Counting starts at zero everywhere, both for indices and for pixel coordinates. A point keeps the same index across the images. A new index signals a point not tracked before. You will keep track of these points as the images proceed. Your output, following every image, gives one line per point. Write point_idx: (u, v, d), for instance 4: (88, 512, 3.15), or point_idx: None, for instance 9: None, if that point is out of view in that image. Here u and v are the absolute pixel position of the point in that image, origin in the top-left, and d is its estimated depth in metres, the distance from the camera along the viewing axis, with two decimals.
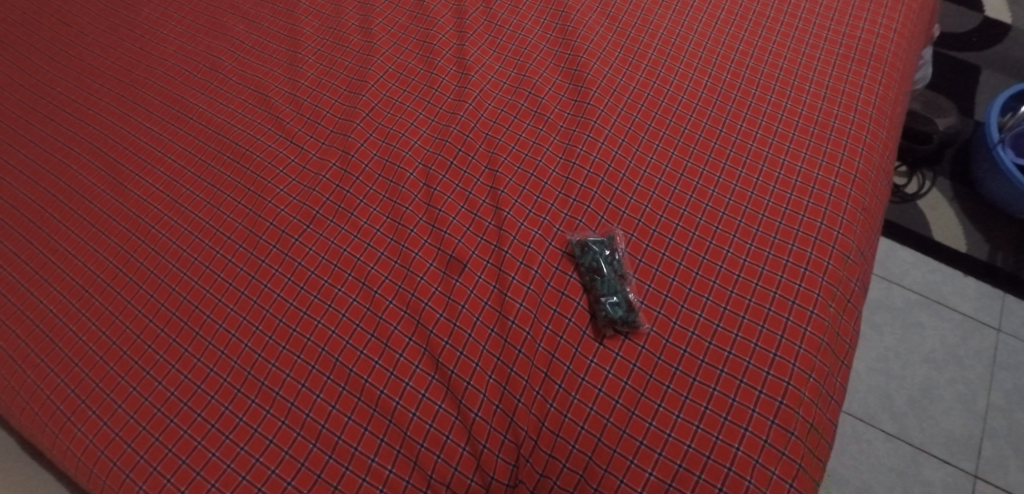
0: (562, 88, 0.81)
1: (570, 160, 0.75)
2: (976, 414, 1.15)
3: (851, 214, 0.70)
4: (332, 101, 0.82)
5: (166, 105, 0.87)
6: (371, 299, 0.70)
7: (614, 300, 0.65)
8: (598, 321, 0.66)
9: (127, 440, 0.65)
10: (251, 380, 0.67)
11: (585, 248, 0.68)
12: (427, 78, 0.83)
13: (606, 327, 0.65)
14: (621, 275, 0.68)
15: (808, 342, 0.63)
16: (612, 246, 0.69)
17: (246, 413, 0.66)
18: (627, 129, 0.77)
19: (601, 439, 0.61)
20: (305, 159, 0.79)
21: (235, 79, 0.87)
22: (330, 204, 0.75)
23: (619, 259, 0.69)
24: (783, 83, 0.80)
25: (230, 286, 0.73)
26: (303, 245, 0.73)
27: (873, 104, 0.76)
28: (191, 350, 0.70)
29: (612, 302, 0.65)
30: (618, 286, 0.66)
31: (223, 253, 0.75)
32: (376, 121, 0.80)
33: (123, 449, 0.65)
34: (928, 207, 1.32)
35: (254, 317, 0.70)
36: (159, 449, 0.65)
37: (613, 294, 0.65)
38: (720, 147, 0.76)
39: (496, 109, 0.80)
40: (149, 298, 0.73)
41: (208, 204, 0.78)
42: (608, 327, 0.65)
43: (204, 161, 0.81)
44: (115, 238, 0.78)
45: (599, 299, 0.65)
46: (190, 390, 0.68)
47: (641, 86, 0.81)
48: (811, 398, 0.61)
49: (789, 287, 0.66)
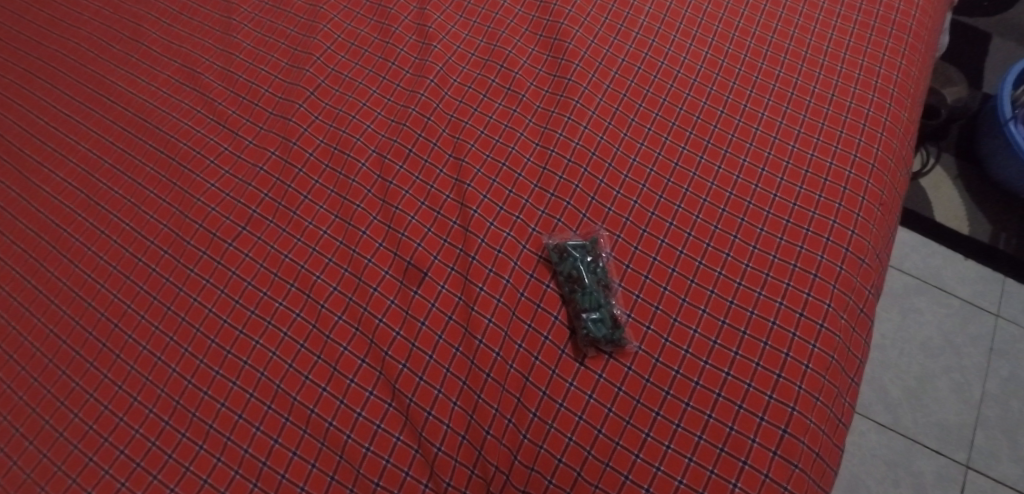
0: (539, 60, 0.70)
1: (548, 147, 0.65)
2: (971, 403, 1.09)
3: (868, 210, 0.61)
4: (272, 77, 0.71)
5: (79, 83, 0.74)
6: (318, 314, 0.60)
7: (597, 316, 0.56)
8: (578, 339, 0.57)
9: (40, 483, 0.56)
10: (180, 411, 0.58)
11: (565, 254, 0.59)
12: (383, 49, 0.71)
13: (587, 346, 0.57)
14: (606, 285, 0.59)
15: (817, 360, 0.55)
16: (596, 250, 0.60)
17: (175, 449, 0.57)
18: (614, 110, 0.67)
19: (580, 474, 0.54)
20: (240, 147, 0.68)
21: (159, 51, 0.75)
22: (269, 202, 0.65)
23: (604, 266, 0.60)
24: (793, 56, 0.70)
25: (154, 300, 0.63)
26: (238, 251, 0.63)
27: (895, 81, 0.67)
28: (111, 376, 0.60)
29: (594, 319, 0.56)
30: (602, 299, 0.57)
31: (147, 261, 0.64)
32: (322, 101, 0.68)
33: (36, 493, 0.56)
34: (931, 186, 1.24)
35: (182, 338, 0.61)
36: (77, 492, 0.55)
37: (595, 308, 0.57)
38: (721, 131, 0.66)
39: (463, 86, 0.69)
40: (62, 315, 0.63)
41: (129, 202, 0.67)
42: (591, 347, 0.57)
43: (123, 150, 0.70)
44: (22, 244, 0.67)
45: (580, 315, 0.57)
46: (111, 423, 0.58)
47: (631, 58, 0.70)
48: (817, 425, 0.54)
49: (796, 297, 0.58)
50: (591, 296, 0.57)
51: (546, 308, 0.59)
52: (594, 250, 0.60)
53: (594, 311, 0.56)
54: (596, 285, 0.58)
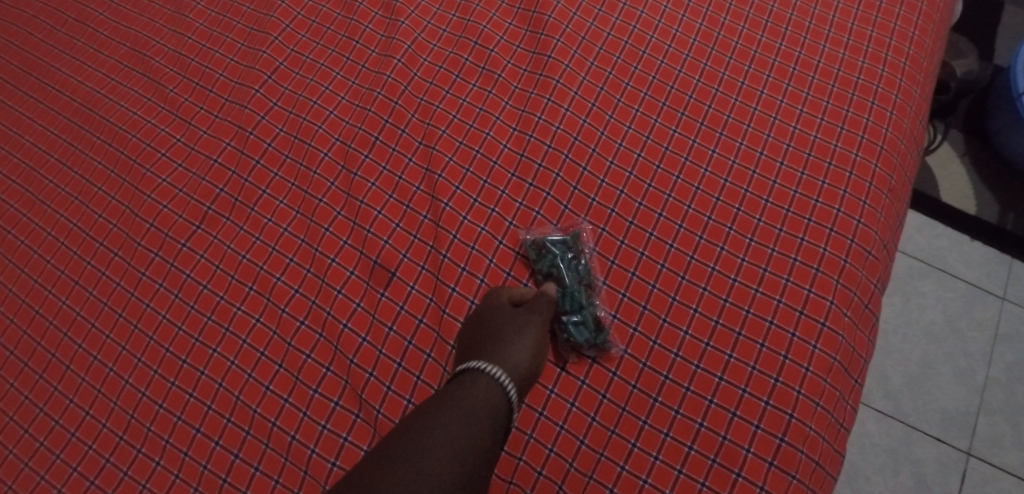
0: (518, 36, 0.65)
1: (526, 132, 0.60)
2: (974, 389, 1.06)
3: (875, 197, 0.56)
4: (227, 60, 0.65)
5: (22, 70, 0.69)
6: (279, 319, 0.55)
7: (578, 320, 0.53)
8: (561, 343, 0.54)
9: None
10: (134, 426, 0.53)
11: (542, 250, 0.55)
12: (347, 26, 0.65)
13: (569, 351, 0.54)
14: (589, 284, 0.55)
15: (817, 362, 0.51)
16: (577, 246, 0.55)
17: (130, 465, 0.52)
18: (599, 90, 0.62)
19: (562, 486, 0.51)
20: (193, 138, 0.62)
21: (107, 34, 0.69)
22: (224, 197, 0.60)
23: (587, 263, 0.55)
24: (796, 28, 0.64)
25: (104, 307, 0.58)
26: (193, 252, 0.58)
27: (906, 54, 0.61)
28: (62, 389, 0.55)
29: (575, 322, 0.53)
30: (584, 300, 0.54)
31: (96, 264, 0.59)
32: (281, 85, 0.63)
33: None
34: (938, 165, 1.19)
35: (135, 347, 0.56)
36: None
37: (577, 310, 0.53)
38: (716, 112, 0.61)
39: (434, 66, 0.63)
40: (8, 324, 0.59)
41: (76, 200, 0.62)
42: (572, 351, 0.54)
43: (69, 143, 0.64)
44: None
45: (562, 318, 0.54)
46: (62, 439, 0.54)
47: (618, 32, 0.65)
48: (819, 433, 0.49)
49: (796, 294, 0.53)
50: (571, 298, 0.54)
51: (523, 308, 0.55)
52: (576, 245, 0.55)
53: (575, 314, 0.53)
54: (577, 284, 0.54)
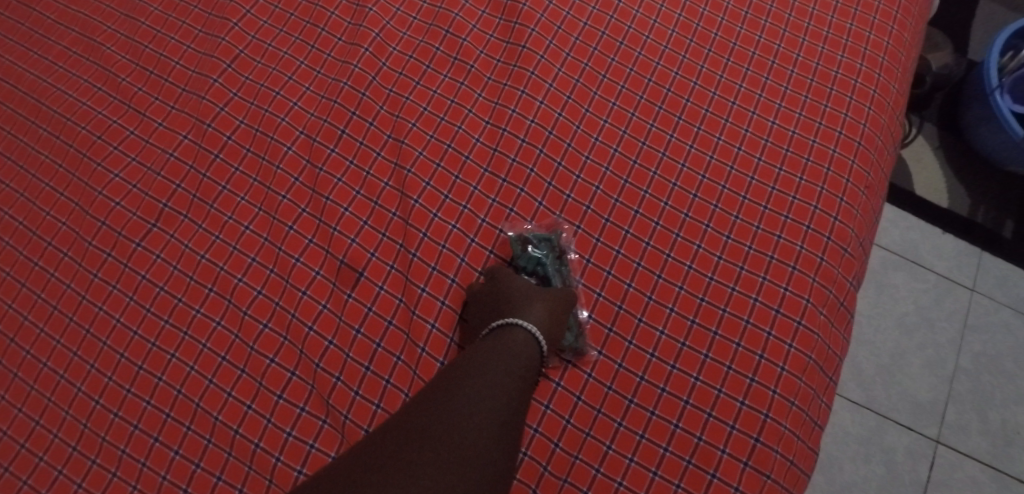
0: (491, 25, 0.62)
1: (499, 126, 0.58)
2: (943, 378, 1.08)
3: (853, 194, 0.55)
4: (183, 47, 0.62)
5: None
6: (241, 322, 0.53)
7: None
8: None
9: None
10: (88, 435, 0.51)
11: (524, 246, 0.54)
12: (312, 13, 0.62)
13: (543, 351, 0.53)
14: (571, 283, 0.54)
15: (793, 361, 0.50)
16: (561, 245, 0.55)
17: (84, 477, 0.49)
18: (575, 83, 0.60)
19: (536, 489, 0.50)
20: (148, 131, 0.59)
21: (54, 18, 0.65)
22: (182, 194, 0.57)
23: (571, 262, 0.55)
24: (775, 20, 0.63)
25: (55, 310, 0.55)
26: (149, 252, 0.55)
27: (884, 48, 0.61)
28: (9, 398, 0.52)
29: None
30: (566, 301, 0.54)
31: (45, 265, 0.56)
32: (242, 75, 0.60)
33: None
34: (912, 158, 1.19)
35: (88, 352, 0.53)
36: None
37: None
38: (693, 106, 0.59)
39: (403, 56, 0.61)
40: None
41: (22, 197, 0.58)
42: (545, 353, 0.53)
43: (14, 136, 0.61)
44: None
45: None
46: (10, 450, 0.51)
47: (594, 22, 0.63)
48: (793, 432, 0.49)
49: (772, 292, 0.52)
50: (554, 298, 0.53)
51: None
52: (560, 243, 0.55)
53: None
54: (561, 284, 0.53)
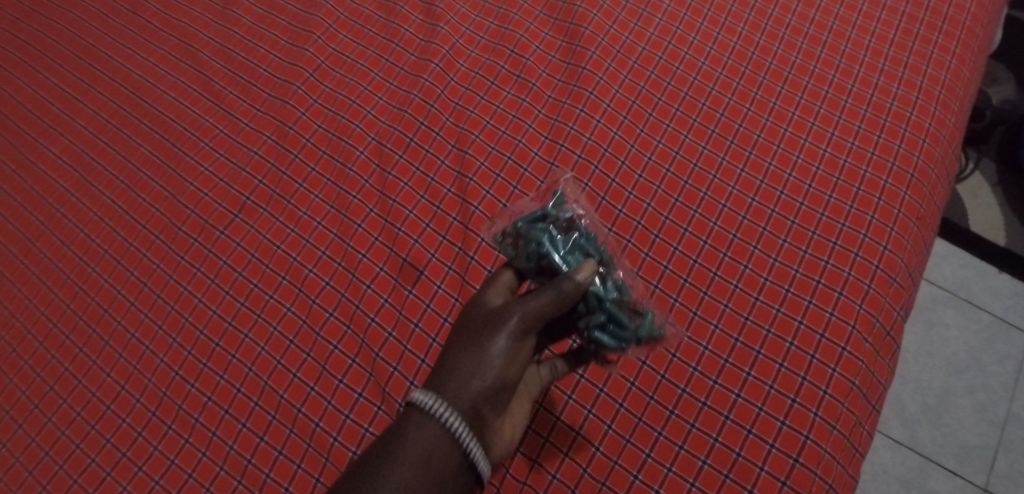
0: (553, 46, 0.66)
1: (557, 141, 0.61)
2: (994, 424, 1.05)
3: (904, 224, 0.56)
4: (271, 56, 0.67)
5: (76, 56, 0.72)
6: (308, 310, 0.57)
7: (598, 322, 0.48)
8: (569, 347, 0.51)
9: (28, 467, 0.54)
10: (167, 403, 0.55)
11: (524, 240, 0.48)
12: (388, 29, 0.67)
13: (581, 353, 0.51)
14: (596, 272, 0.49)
15: (836, 386, 0.51)
16: (574, 226, 0.50)
17: (161, 441, 0.54)
18: (631, 104, 0.63)
19: (574, 489, 0.52)
20: (235, 130, 0.64)
21: (158, 25, 0.71)
22: (263, 188, 0.62)
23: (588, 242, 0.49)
24: (831, 51, 0.64)
25: (144, 287, 0.60)
26: (230, 239, 0.60)
27: (941, 83, 0.61)
28: (100, 363, 0.58)
29: (597, 326, 0.48)
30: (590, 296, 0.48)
31: (138, 246, 0.62)
32: (322, 83, 0.65)
33: (22, 477, 0.54)
34: (968, 194, 1.18)
35: (171, 326, 0.58)
36: (63, 479, 0.54)
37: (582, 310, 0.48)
38: (746, 131, 0.61)
39: (470, 72, 0.65)
40: (54, 298, 0.61)
41: (121, 184, 0.64)
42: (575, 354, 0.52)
43: (118, 128, 0.67)
44: (16, 222, 0.65)
45: (579, 323, 0.49)
46: (98, 410, 0.56)
47: (652, 47, 0.65)
48: (834, 457, 0.49)
49: (817, 316, 0.53)
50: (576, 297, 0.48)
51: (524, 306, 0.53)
52: (571, 224, 0.50)
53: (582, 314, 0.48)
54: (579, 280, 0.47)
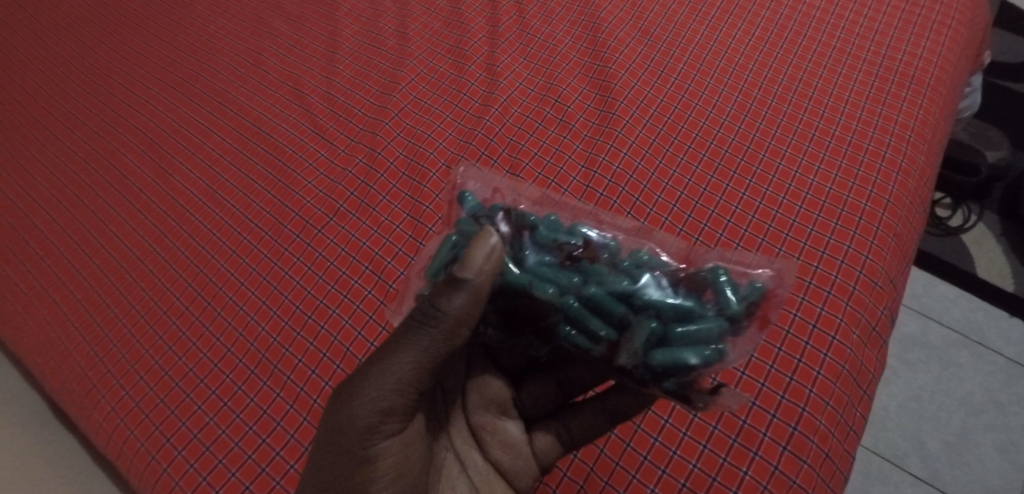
0: (589, 97, 0.81)
1: (592, 168, 0.75)
2: (1018, 465, 1.08)
3: (881, 239, 0.68)
4: (364, 100, 0.86)
5: (210, 97, 0.91)
6: (386, 293, 0.70)
7: (653, 325, 0.49)
8: (635, 381, 0.52)
9: (146, 411, 0.68)
10: (264, 363, 0.68)
11: None
12: (457, 82, 0.85)
13: (659, 380, 0.51)
14: (604, 273, 0.52)
15: (828, 368, 0.62)
16: (530, 238, 0.55)
17: (257, 394, 0.67)
18: (652, 141, 0.76)
19: (603, 451, 0.63)
20: (334, 155, 0.81)
21: (275, 76, 0.91)
22: (353, 199, 0.77)
23: (538, 238, 0.54)
24: (816, 102, 0.77)
25: (253, 271, 0.75)
26: (325, 237, 0.75)
27: (911, 128, 0.74)
28: (212, 329, 0.72)
29: (650, 331, 0.49)
30: (614, 313, 0.50)
31: (251, 239, 0.77)
32: (404, 122, 0.82)
33: (142, 418, 0.68)
34: (973, 243, 1.27)
35: (273, 302, 0.72)
36: (175, 421, 0.67)
37: (617, 335, 0.50)
38: (746, 164, 0.74)
39: (522, 115, 0.81)
40: (178, 277, 0.76)
41: (240, 192, 0.81)
42: (602, 401, 0.60)
43: (240, 152, 0.85)
44: (152, 217, 0.82)
45: (627, 344, 0.49)
46: (207, 367, 0.69)
47: (669, 99, 0.80)
48: (828, 428, 0.60)
49: (810, 310, 0.64)
50: (602, 325, 0.50)
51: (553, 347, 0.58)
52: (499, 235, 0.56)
53: (629, 340, 0.49)
54: (583, 302, 0.51)
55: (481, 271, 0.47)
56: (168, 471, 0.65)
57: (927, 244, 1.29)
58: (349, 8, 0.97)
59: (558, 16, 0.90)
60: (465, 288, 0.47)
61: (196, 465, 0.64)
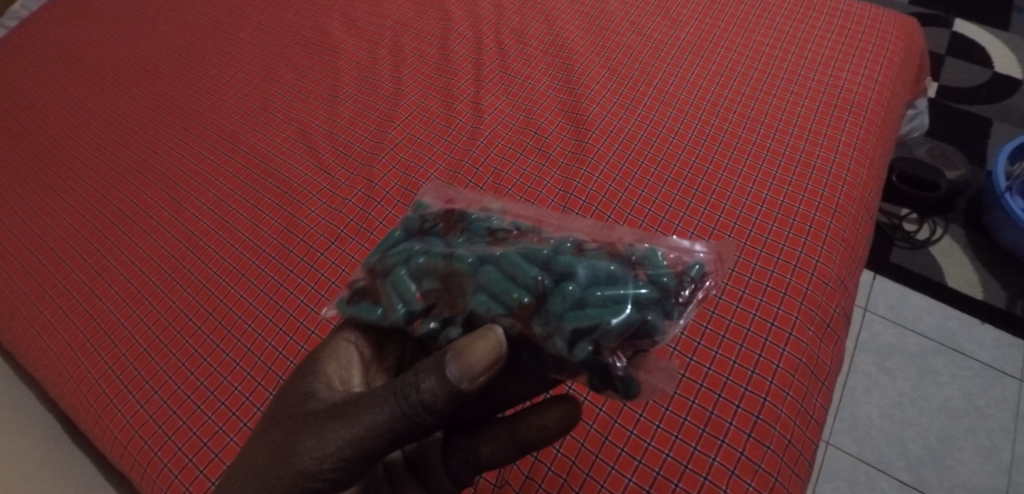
0: (565, 129, 0.90)
1: (568, 191, 0.83)
2: (1000, 467, 1.11)
3: (831, 244, 0.74)
4: (363, 137, 0.95)
5: (223, 139, 1.01)
6: None
7: (568, 287, 0.48)
8: (553, 361, 0.48)
9: (159, 422, 0.74)
10: (270, 374, 0.74)
11: (393, 264, 0.58)
12: (446, 119, 0.94)
13: (573, 349, 0.46)
14: (526, 246, 0.53)
15: (786, 361, 0.66)
16: (467, 228, 0.59)
17: (263, 403, 0.72)
18: (622, 166, 0.85)
19: (584, 444, 0.65)
20: (335, 186, 0.90)
21: (282, 118, 1.01)
22: (353, 225, 0.85)
23: (471, 228, 0.58)
24: (768, 126, 0.86)
25: (261, 292, 0.82)
26: (327, 259, 0.82)
27: (854, 145, 0.82)
28: (222, 346, 0.78)
29: (566, 292, 0.48)
30: (529, 279, 0.49)
31: (259, 263, 0.85)
32: (399, 155, 0.91)
33: (155, 429, 0.74)
34: (941, 254, 1.36)
35: (279, 319, 0.78)
36: (186, 430, 0.73)
37: (536, 302, 0.48)
38: (706, 182, 0.81)
39: (505, 146, 0.89)
40: (191, 300, 0.83)
41: (249, 222, 0.89)
42: (507, 427, 0.55)
43: (249, 187, 0.93)
44: (167, 248, 0.89)
45: (545, 310, 0.48)
46: (218, 380, 0.76)
47: (636, 127, 0.89)
48: (789, 416, 0.64)
49: (768, 310, 0.69)
50: (517, 290, 0.49)
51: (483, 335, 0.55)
52: (429, 229, 0.61)
53: (546, 306, 0.48)
54: (502, 270, 0.51)
55: (476, 371, 0.45)
56: (180, 476, 0.70)
57: (898, 257, 1.36)
58: (349, 57, 1.08)
59: (536, 58, 1.00)
60: (452, 389, 0.46)
61: (205, 470, 0.70)
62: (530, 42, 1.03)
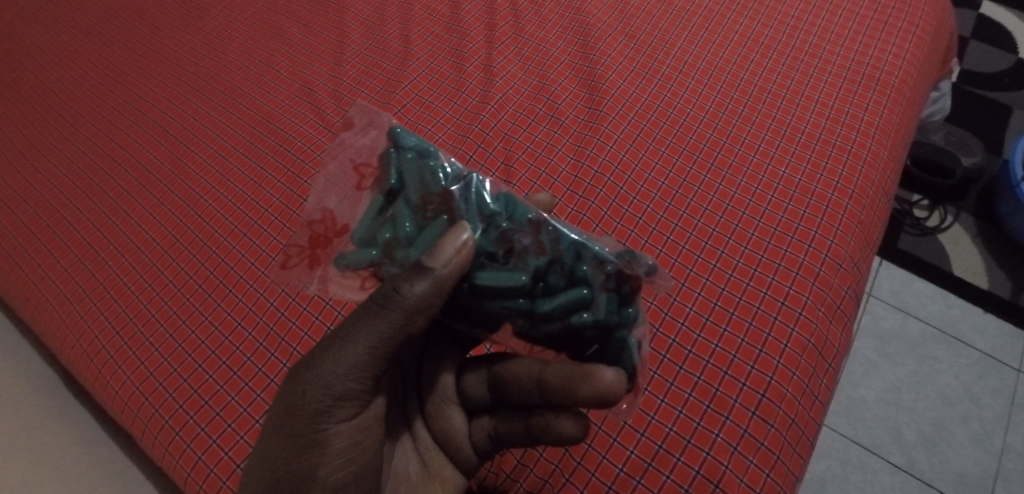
0: (578, 96, 0.88)
1: (580, 160, 0.81)
2: (991, 454, 1.12)
3: (846, 225, 0.73)
4: (370, 97, 0.92)
5: (224, 93, 0.98)
6: None
7: None
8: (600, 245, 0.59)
9: (160, 379, 0.73)
10: (272, 335, 0.73)
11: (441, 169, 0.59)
12: (456, 81, 0.91)
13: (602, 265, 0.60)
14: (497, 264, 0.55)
15: (794, 341, 0.65)
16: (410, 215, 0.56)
17: (265, 364, 0.72)
18: (636, 136, 0.82)
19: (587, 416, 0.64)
20: None
21: (286, 75, 0.98)
22: None
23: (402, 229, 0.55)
24: (789, 101, 0.83)
25: (263, 252, 0.80)
26: None
27: (876, 126, 0.80)
28: (223, 305, 0.77)
29: None
30: None
31: (261, 223, 0.83)
32: (406, 116, 0.89)
33: (155, 387, 0.73)
34: (949, 242, 1.35)
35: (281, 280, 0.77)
36: (186, 389, 0.72)
37: None
38: (722, 157, 0.79)
39: (516, 112, 0.87)
40: (191, 257, 0.82)
41: (251, 181, 0.87)
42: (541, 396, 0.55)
43: (252, 143, 0.91)
44: (168, 203, 0.87)
45: None
46: (218, 339, 0.75)
47: (652, 98, 0.86)
48: (794, 396, 0.63)
49: (779, 289, 0.68)
50: None
51: (525, 286, 0.51)
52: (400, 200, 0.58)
53: None
54: None
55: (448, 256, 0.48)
56: (180, 434, 0.70)
57: (906, 243, 1.35)
58: (356, 12, 1.04)
59: (551, 21, 0.97)
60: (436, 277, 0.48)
61: (206, 429, 0.69)
62: (545, 4, 0.99)
